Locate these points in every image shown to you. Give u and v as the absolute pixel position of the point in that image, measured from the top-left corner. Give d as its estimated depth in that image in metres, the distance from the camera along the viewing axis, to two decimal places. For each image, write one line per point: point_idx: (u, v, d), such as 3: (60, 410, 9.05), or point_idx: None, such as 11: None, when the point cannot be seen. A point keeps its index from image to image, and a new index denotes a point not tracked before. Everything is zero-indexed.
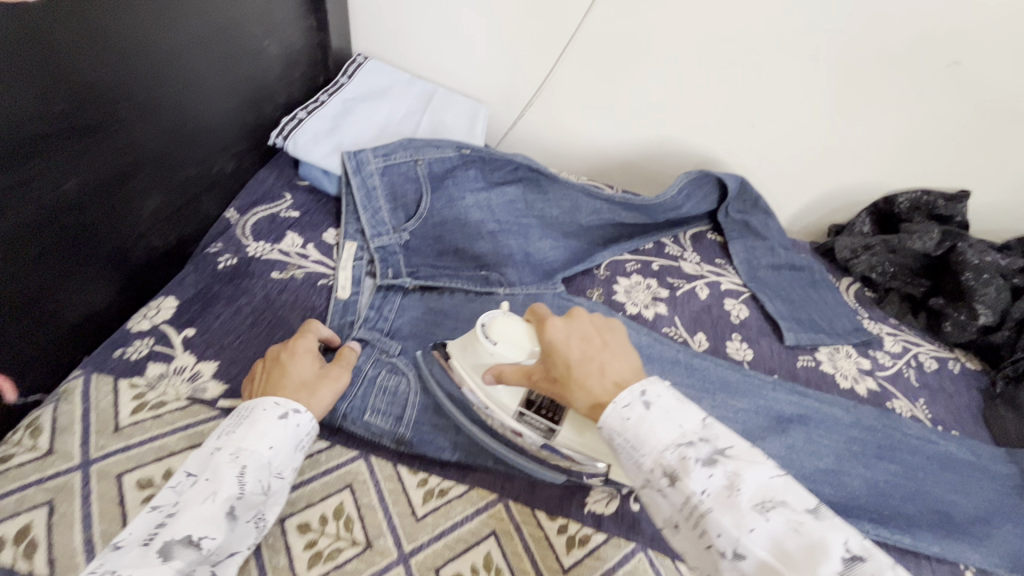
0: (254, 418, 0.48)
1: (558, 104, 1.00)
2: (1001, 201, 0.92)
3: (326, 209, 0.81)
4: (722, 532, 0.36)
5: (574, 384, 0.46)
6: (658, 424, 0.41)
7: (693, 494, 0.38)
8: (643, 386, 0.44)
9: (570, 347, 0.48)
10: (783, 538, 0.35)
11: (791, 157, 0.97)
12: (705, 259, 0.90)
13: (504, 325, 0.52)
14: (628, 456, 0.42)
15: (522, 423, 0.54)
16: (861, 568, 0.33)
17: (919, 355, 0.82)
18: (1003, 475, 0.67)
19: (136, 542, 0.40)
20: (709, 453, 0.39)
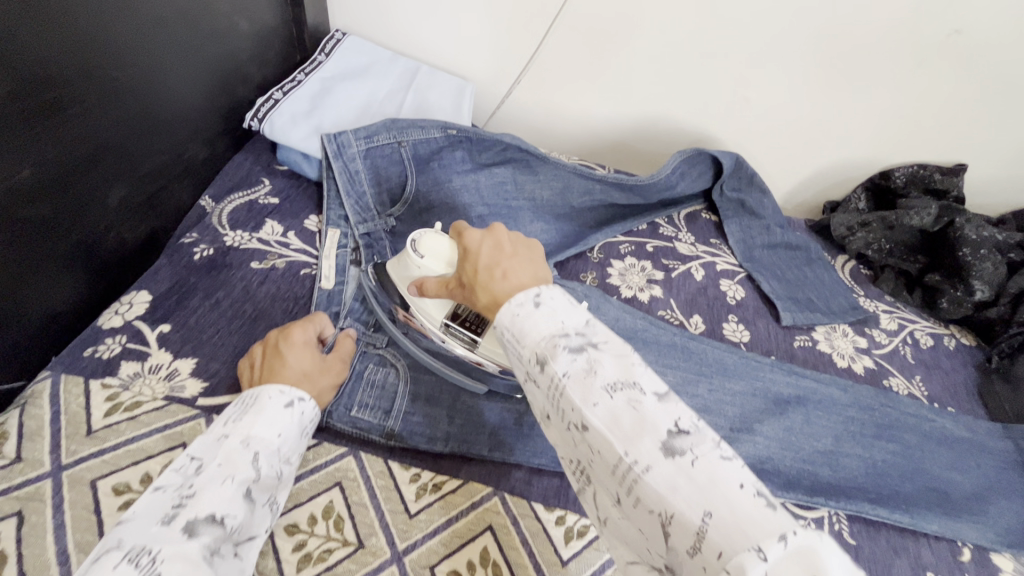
0: (261, 405, 0.47)
1: (547, 82, 0.97)
2: (996, 174, 0.91)
3: (307, 195, 0.77)
4: (575, 408, 0.35)
5: (478, 286, 0.46)
6: (543, 317, 0.40)
7: (555, 375, 0.37)
8: (539, 291, 0.42)
9: (478, 254, 0.47)
10: (620, 413, 0.34)
11: (787, 134, 0.94)
12: (700, 240, 0.89)
13: (434, 240, 0.55)
14: (514, 352, 0.41)
15: (447, 335, 0.57)
16: (687, 441, 0.32)
17: (915, 332, 0.81)
18: (1000, 451, 0.66)
19: (152, 521, 0.38)
20: (582, 342, 0.38)
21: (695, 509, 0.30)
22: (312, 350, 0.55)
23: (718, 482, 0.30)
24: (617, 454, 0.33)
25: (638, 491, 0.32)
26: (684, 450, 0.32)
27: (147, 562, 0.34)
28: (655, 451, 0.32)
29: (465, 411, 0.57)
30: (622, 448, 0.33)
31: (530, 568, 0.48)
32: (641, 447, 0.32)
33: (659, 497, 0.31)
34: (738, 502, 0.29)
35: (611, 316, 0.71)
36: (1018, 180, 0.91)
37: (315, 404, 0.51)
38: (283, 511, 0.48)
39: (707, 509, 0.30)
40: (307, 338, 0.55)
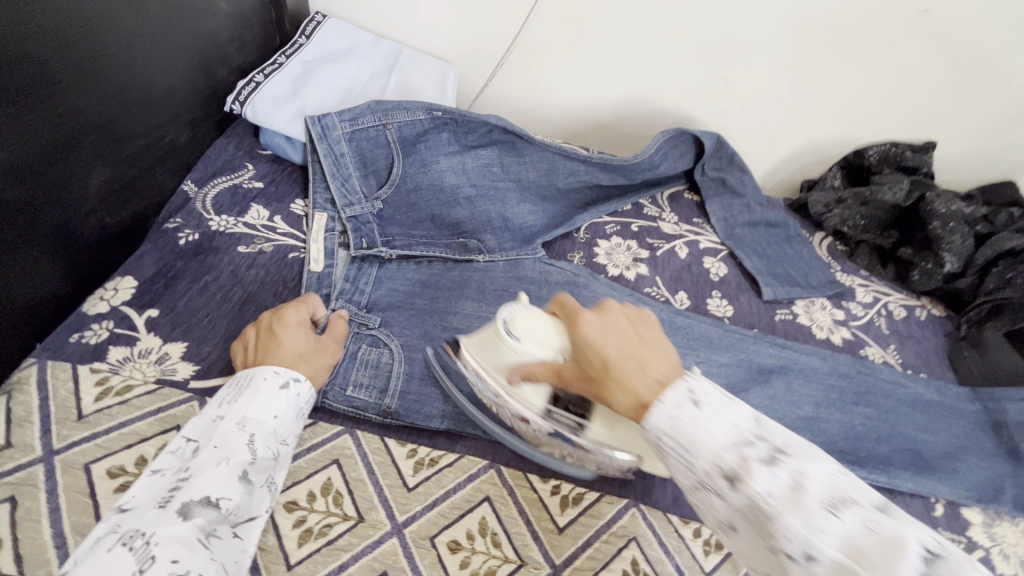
0: (254, 387, 0.48)
1: (530, 65, 0.97)
2: (963, 151, 0.95)
3: (292, 179, 0.77)
4: (791, 533, 0.33)
5: (611, 382, 0.42)
6: (710, 422, 0.37)
7: (756, 494, 0.34)
8: (690, 385, 0.39)
9: (606, 345, 0.44)
10: (775, 488, 0.34)
11: (766, 115, 0.97)
12: (684, 219, 0.90)
13: (530, 319, 0.50)
14: (679, 460, 0.38)
15: (549, 422, 0.51)
16: (944, 564, 0.29)
17: (889, 304, 0.84)
18: (969, 413, 0.69)
19: (150, 505, 0.40)
20: (769, 451, 0.35)
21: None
22: (307, 329, 0.55)
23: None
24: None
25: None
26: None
27: (141, 545, 0.36)
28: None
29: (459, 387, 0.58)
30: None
31: (528, 535, 0.49)
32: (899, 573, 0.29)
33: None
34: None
35: (599, 294, 0.72)
36: (984, 156, 0.95)
37: (311, 382, 0.52)
38: (281, 489, 0.48)
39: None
40: (302, 317, 0.56)
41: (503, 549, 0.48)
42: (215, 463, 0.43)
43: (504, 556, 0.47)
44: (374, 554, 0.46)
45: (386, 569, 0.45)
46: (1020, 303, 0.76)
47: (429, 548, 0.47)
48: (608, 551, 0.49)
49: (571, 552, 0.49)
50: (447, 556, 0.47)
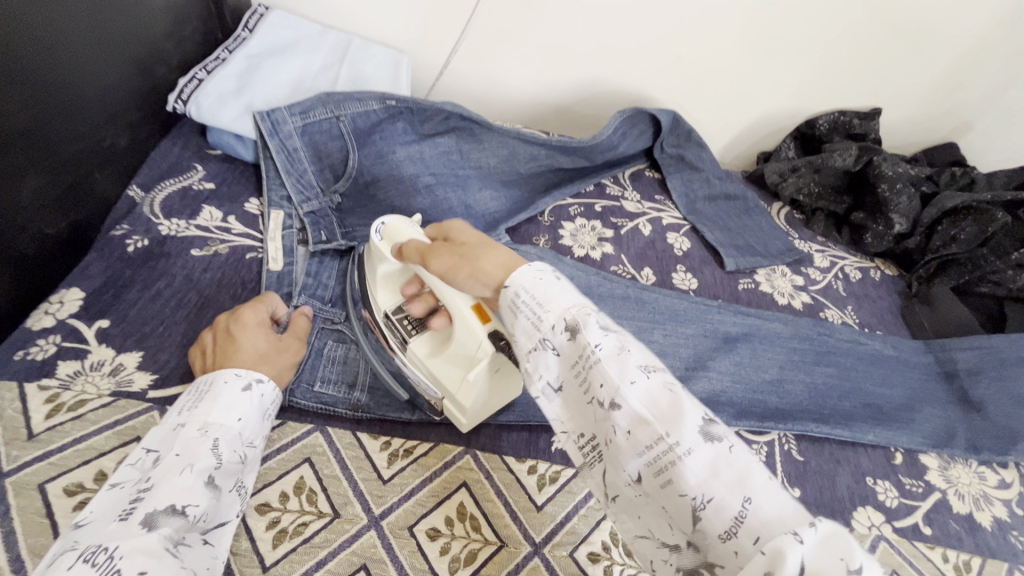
0: (216, 390, 0.46)
1: (484, 51, 0.96)
2: (905, 116, 0.99)
3: (245, 178, 0.74)
4: (607, 381, 0.37)
5: (463, 263, 0.46)
6: (560, 290, 0.41)
7: (587, 346, 0.38)
8: (547, 265, 0.43)
9: (460, 245, 0.48)
10: (656, 397, 0.36)
11: (718, 91, 0.98)
12: (646, 197, 0.92)
13: (402, 225, 0.55)
14: (530, 320, 0.41)
15: (387, 325, 0.57)
16: (719, 430, 0.34)
17: (845, 267, 0.87)
18: (923, 364, 0.73)
19: (111, 519, 0.38)
20: (607, 322, 0.40)
21: (734, 495, 0.31)
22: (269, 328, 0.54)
23: (756, 472, 0.32)
24: (654, 434, 0.34)
25: (676, 474, 0.33)
26: (720, 435, 0.34)
27: (103, 561, 0.34)
28: (698, 435, 0.33)
29: None
30: (661, 429, 0.34)
31: (506, 516, 0.49)
32: (680, 432, 0.34)
33: (699, 481, 0.33)
34: (778, 492, 0.31)
35: (566, 275, 0.73)
36: (927, 119, 0.99)
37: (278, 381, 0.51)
38: (252, 492, 0.47)
39: (747, 494, 0.31)
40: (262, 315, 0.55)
41: (482, 532, 0.48)
42: (179, 468, 0.41)
43: (484, 539, 0.48)
44: (352, 548, 0.45)
45: (365, 562, 0.45)
46: (961, 258, 0.81)
47: (408, 537, 0.47)
48: (587, 524, 0.50)
49: (551, 529, 0.49)
50: (426, 544, 0.47)
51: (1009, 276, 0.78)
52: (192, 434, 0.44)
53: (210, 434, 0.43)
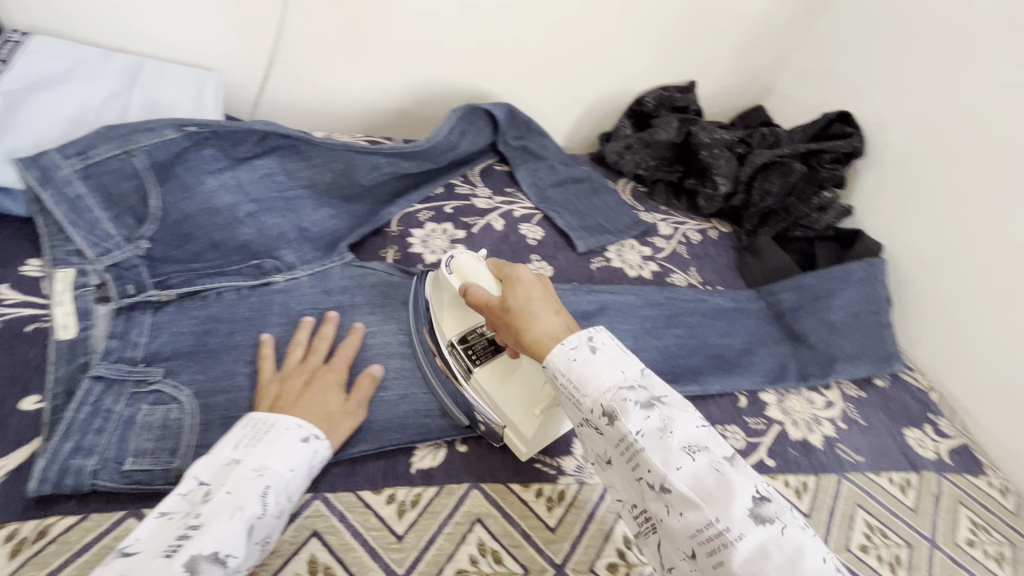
0: (277, 437, 0.47)
1: (307, 60, 0.89)
2: (717, 86, 1.09)
3: (20, 238, 0.63)
4: (655, 468, 0.40)
5: (521, 323, 0.51)
6: (601, 366, 0.45)
7: (628, 433, 0.42)
8: (591, 334, 0.47)
9: (526, 291, 0.53)
10: (703, 476, 0.39)
11: (553, 78, 1.01)
12: (497, 191, 0.92)
13: (470, 261, 0.60)
14: (571, 397, 0.46)
15: (449, 353, 0.59)
16: (768, 509, 0.38)
17: (687, 231, 0.94)
18: (756, 310, 0.80)
19: (157, 552, 0.38)
20: (647, 396, 0.44)
21: (785, 574, 0.35)
22: (338, 390, 0.55)
23: (804, 553, 0.36)
24: (703, 518, 0.38)
25: (725, 556, 0.37)
26: (772, 517, 0.37)
27: None
28: (747, 520, 0.37)
29: None
30: (710, 512, 0.38)
31: (364, 555, 0.47)
32: (731, 514, 0.37)
33: (748, 563, 0.36)
34: (825, 571, 0.35)
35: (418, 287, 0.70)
36: (737, 86, 1.10)
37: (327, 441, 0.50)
38: None
39: (798, 574, 0.35)
40: (337, 379, 0.56)
41: None
42: (228, 514, 0.41)
43: None
44: None
45: None
46: (776, 209, 0.91)
47: None
48: (452, 542, 0.49)
49: (414, 556, 0.48)
50: None
51: (814, 219, 0.89)
52: (245, 475, 0.44)
53: (262, 481, 0.44)
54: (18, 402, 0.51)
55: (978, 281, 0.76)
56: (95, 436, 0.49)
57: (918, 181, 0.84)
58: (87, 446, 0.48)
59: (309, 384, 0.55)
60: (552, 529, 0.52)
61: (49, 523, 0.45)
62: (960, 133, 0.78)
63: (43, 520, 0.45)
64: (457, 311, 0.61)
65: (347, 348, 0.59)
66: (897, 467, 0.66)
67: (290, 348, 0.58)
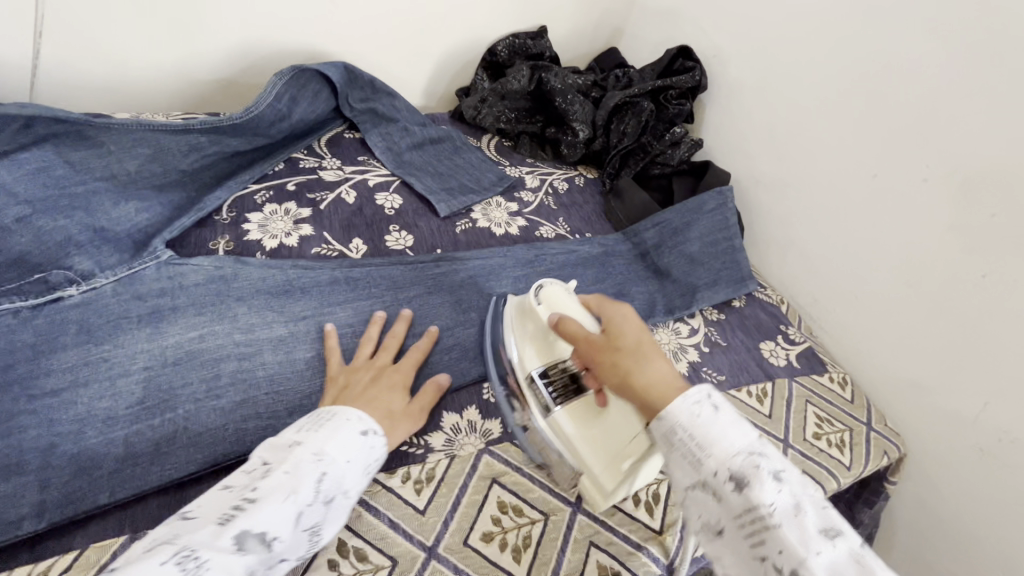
0: (338, 426, 0.45)
1: (88, 22, 0.74)
2: (570, 30, 1.06)
3: None
4: (788, 550, 0.33)
5: (625, 364, 0.46)
6: (724, 430, 0.39)
7: (760, 506, 0.35)
8: (711, 393, 0.41)
9: (637, 330, 0.48)
10: (840, 566, 0.33)
11: (397, 32, 0.93)
12: (347, 160, 0.84)
13: (562, 296, 0.58)
14: (687, 456, 0.39)
15: (530, 390, 0.56)
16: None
17: (553, 182, 0.92)
18: (623, 252, 0.82)
19: (206, 522, 0.34)
20: (774, 467, 0.37)
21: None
22: (403, 392, 0.55)
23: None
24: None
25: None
26: None
27: (192, 567, 0.30)
28: None
29: (71, 461, 0.46)
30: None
31: None
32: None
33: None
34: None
35: (256, 277, 0.62)
36: (590, 29, 1.08)
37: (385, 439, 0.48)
38: None
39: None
40: (403, 381, 0.56)
41: None
42: (284, 493, 0.37)
43: None
44: None
45: None
46: (634, 149, 0.92)
47: None
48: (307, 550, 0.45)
49: None
50: None
51: (669, 155, 0.91)
52: (304, 459, 0.41)
53: (321, 464, 0.40)
54: None
55: (810, 193, 0.81)
56: None
57: (755, 108, 0.88)
58: None
59: (376, 381, 0.55)
60: (422, 512, 0.49)
61: None
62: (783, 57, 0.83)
63: None
64: (540, 345, 0.58)
65: (416, 351, 0.60)
66: (754, 379, 0.71)
67: (360, 342, 0.60)
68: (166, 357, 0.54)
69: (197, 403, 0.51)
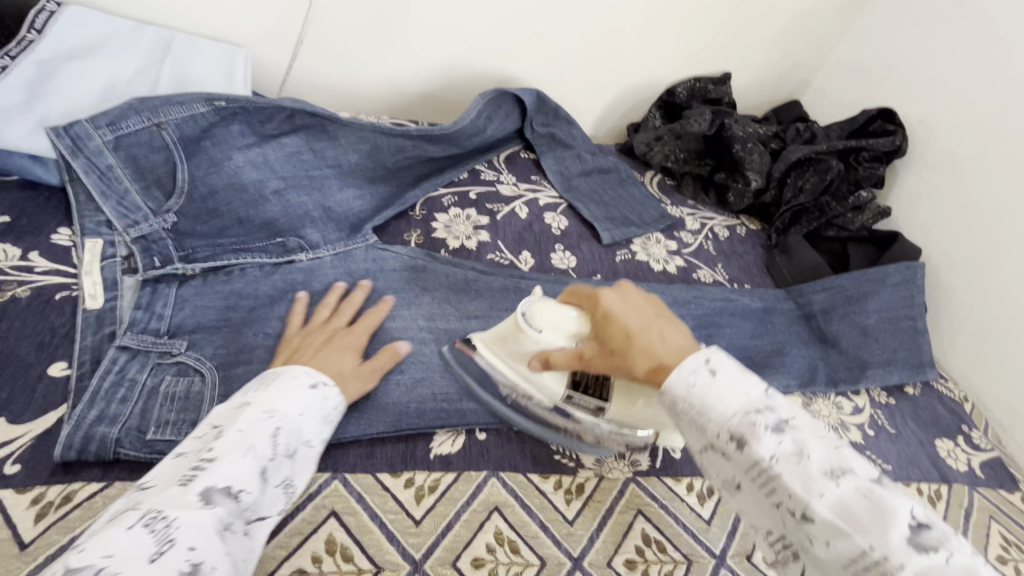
0: (286, 383, 0.47)
1: (337, 35, 0.88)
2: (752, 79, 1.05)
3: (51, 206, 0.63)
4: (794, 495, 0.37)
5: (634, 350, 0.46)
6: (724, 390, 0.41)
7: (761, 459, 0.38)
8: (706, 355, 0.43)
9: (626, 317, 0.47)
10: (851, 501, 0.36)
11: (584, 66, 0.99)
12: (521, 179, 0.90)
13: (547, 310, 0.52)
14: (693, 423, 0.42)
15: (572, 407, 0.54)
16: (928, 533, 0.34)
17: (714, 227, 0.91)
18: (785, 310, 0.78)
19: (171, 485, 0.36)
20: (776, 419, 0.40)
21: (899, 552, 0.33)
22: (353, 353, 0.56)
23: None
24: (856, 546, 0.35)
25: (871, 572, 0.34)
26: (934, 546, 0.34)
27: (161, 528, 0.32)
28: (906, 548, 0.33)
29: None
30: (863, 540, 0.35)
31: (383, 540, 0.46)
32: (890, 543, 0.34)
33: None
34: (982, 570, 0.32)
35: (441, 274, 0.69)
36: (772, 81, 1.07)
37: (339, 390, 0.50)
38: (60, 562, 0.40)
39: (901, 559, 0.33)
40: (356, 344, 0.57)
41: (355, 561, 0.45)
42: (243, 449, 0.39)
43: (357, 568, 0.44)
44: None
45: None
46: (810, 208, 0.88)
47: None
48: (469, 530, 0.48)
49: (432, 542, 0.47)
50: None
51: (848, 220, 0.86)
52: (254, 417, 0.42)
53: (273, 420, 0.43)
54: (45, 369, 0.51)
55: (992, 284, 0.75)
56: (119, 406, 0.49)
57: (931, 191, 0.84)
58: (115, 412, 0.48)
59: (327, 343, 0.55)
60: (571, 523, 0.51)
61: (74, 489, 0.44)
62: (979, 139, 0.78)
63: (68, 485, 0.44)
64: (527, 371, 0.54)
65: (375, 316, 0.61)
66: (928, 477, 0.64)
67: (319, 308, 0.60)
68: (365, 327, 0.61)
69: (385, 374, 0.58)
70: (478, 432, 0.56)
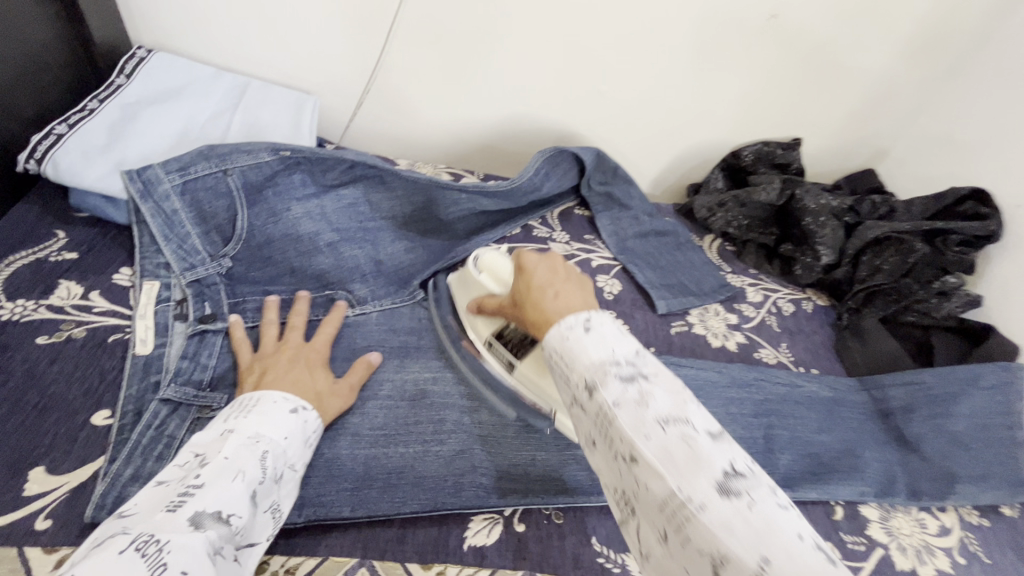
0: (265, 408, 0.47)
1: (401, 87, 0.89)
2: (825, 146, 1.00)
3: (117, 244, 0.65)
4: (624, 437, 0.33)
5: (531, 303, 0.45)
6: (592, 343, 0.38)
7: (604, 404, 0.35)
8: (590, 315, 0.40)
9: (535, 271, 0.47)
10: (671, 448, 0.32)
11: (646, 125, 0.96)
12: (575, 237, 0.87)
13: (495, 259, 0.61)
14: (562, 374, 0.39)
15: (489, 352, 0.61)
16: (742, 485, 0.30)
17: (778, 300, 0.85)
18: (858, 403, 0.71)
19: (158, 510, 0.36)
20: (633, 371, 0.36)
21: (749, 551, 0.27)
22: (325, 371, 0.56)
23: (776, 530, 0.28)
24: (666, 488, 0.30)
25: (690, 531, 0.29)
26: (740, 492, 0.29)
27: (154, 552, 0.33)
28: (713, 491, 0.29)
29: (325, 467, 0.52)
30: (675, 483, 0.30)
31: None
32: (697, 485, 0.30)
33: (714, 535, 0.28)
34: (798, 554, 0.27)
35: None
36: (846, 149, 1.01)
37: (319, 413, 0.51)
38: None
39: (763, 552, 0.27)
40: (323, 360, 0.58)
41: None
42: (231, 475, 0.40)
43: None
44: None
45: None
46: (887, 288, 0.81)
47: None
48: None
49: None
50: None
51: (934, 305, 0.78)
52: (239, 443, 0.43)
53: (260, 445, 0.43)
54: (89, 416, 0.50)
55: None
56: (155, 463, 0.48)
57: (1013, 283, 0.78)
58: (151, 470, 0.47)
59: (294, 361, 0.55)
60: None
61: None
62: None
63: None
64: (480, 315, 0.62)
65: (323, 333, 0.61)
66: None
67: (263, 327, 0.59)
68: (405, 391, 0.60)
69: (423, 446, 0.55)
70: (518, 523, 0.52)
